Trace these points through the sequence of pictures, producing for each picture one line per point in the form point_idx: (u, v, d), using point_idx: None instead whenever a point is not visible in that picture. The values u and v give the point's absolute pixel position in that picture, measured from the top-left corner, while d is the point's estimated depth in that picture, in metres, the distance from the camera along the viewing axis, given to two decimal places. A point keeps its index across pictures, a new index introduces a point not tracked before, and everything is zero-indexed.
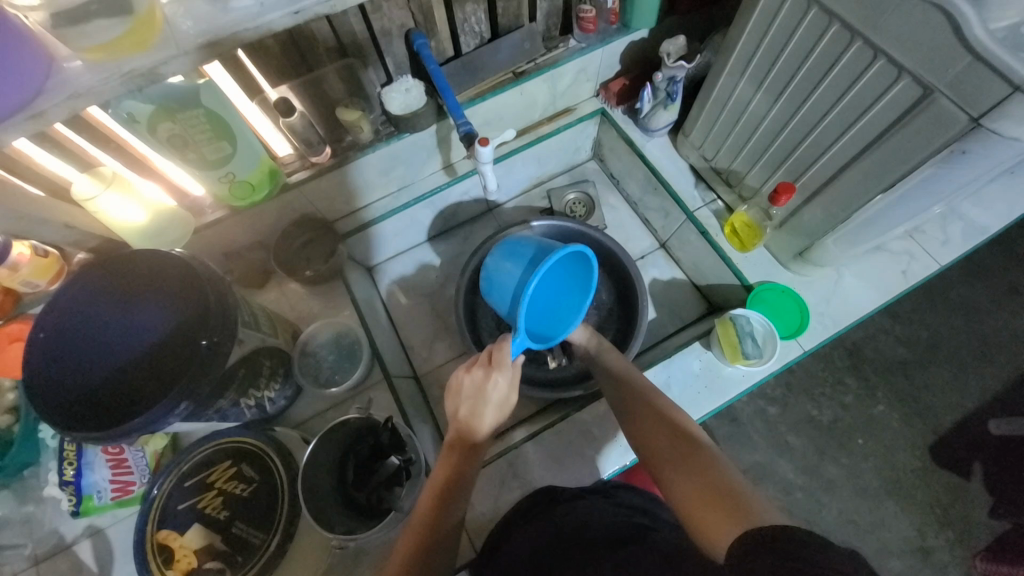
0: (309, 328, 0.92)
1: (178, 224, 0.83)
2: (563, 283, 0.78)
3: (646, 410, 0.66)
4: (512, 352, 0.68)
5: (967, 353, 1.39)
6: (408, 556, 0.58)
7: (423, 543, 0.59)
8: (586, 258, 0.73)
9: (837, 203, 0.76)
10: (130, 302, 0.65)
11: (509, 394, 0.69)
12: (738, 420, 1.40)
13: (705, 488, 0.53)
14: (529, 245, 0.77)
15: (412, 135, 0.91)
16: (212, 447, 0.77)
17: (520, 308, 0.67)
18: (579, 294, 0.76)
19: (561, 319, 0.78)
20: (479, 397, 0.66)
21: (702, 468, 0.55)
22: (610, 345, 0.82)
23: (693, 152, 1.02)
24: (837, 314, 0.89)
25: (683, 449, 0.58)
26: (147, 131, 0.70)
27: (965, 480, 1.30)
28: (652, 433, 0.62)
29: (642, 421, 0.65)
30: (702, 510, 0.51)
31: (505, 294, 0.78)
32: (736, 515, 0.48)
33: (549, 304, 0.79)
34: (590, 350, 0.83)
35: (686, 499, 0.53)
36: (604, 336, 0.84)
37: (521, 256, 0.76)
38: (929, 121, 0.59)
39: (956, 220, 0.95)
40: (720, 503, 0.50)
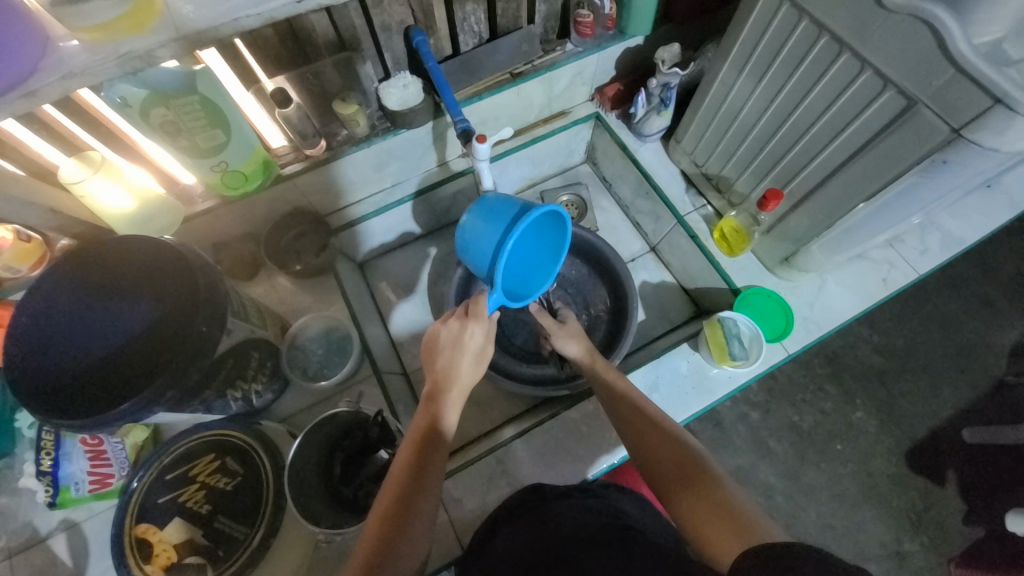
0: (299, 322, 0.90)
1: (167, 213, 0.82)
2: (536, 245, 0.79)
3: (639, 417, 0.67)
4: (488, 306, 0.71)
5: (941, 362, 1.44)
6: (392, 500, 0.57)
7: (407, 488, 0.58)
8: (560, 219, 0.75)
9: (824, 209, 0.78)
10: (116, 287, 0.65)
11: (486, 345, 0.72)
12: (722, 425, 1.42)
13: (706, 504, 0.54)
14: (507, 203, 0.75)
15: (409, 132, 0.91)
16: (195, 439, 0.75)
17: (498, 269, 0.67)
18: (552, 254, 0.78)
19: (534, 279, 0.79)
20: (455, 348, 0.69)
21: (702, 486, 0.56)
22: (604, 362, 0.80)
23: (684, 157, 1.03)
24: (820, 320, 0.91)
25: (679, 462, 0.60)
26: (140, 117, 0.69)
27: (939, 486, 1.33)
28: (649, 436, 0.64)
29: (638, 426, 0.66)
30: (707, 520, 0.53)
31: (480, 254, 0.76)
32: (741, 532, 0.50)
33: (523, 264, 0.79)
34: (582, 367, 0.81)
35: (692, 515, 0.54)
36: (597, 351, 0.83)
37: (498, 215, 0.74)
38: (912, 130, 0.61)
39: (934, 231, 0.99)
40: (728, 518, 0.52)
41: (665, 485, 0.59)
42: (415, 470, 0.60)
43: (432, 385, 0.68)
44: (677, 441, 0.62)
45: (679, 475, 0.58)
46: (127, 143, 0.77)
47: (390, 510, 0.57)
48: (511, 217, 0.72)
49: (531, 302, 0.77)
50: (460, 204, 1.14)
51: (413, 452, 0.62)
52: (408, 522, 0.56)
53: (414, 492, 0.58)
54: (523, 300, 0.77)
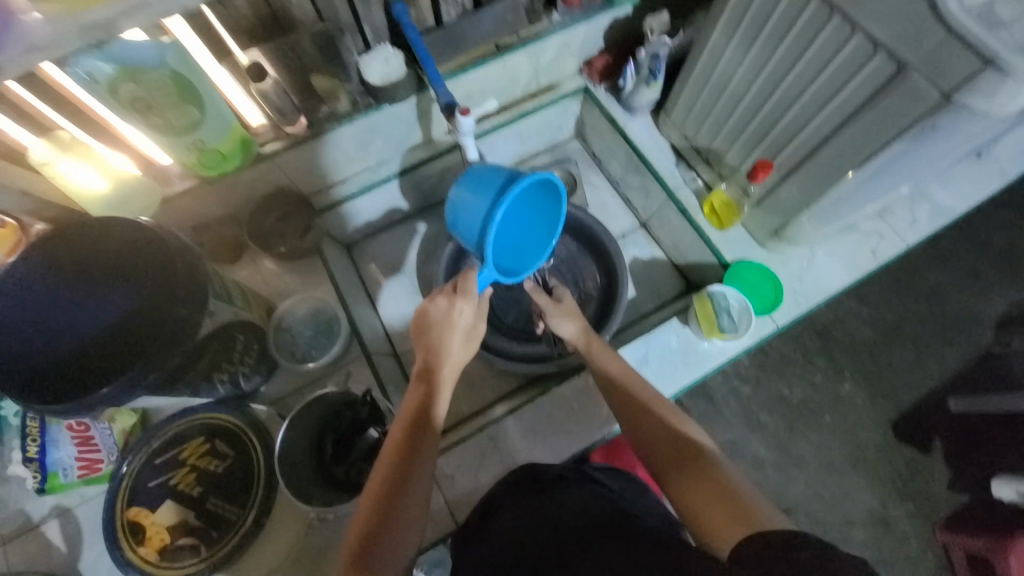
0: (285, 303, 0.89)
1: (143, 194, 0.80)
2: (528, 218, 0.78)
3: (632, 404, 0.67)
4: (477, 283, 0.70)
5: (929, 334, 1.45)
6: (384, 480, 0.57)
7: (400, 465, 0.58)
8: (554, 187, 0.74)
9: (813, 180, 0.77)
10: (99, 270, 0.63)
11: (477, 322, 0.72)
12: (713, 399, 1.44)
13: (708, 490, 0.54)
14: (495, 172, 0.73)
15: (391, 108, 0.89)
16: (183, 423, 0.75)
17: (489, 240, 0.65)
18: (547, 226, 0.77)
19: (528, 253, 0.78)
20: (445, 326, 0.69)
21: (705, 473, 0.56)
22: (601, 344, 0.79)
23: (674, 131, 1.02)
24: (809, 292, 0.91)
25: (683, 448, 0.60)
26: (108, 93, 0.66)
27: (925, 454, 1.36)
28: (643, 422, 0.65)
29: (632, 411, 0.67)
30: (709, 504, 0.52)
31: (470, 227, 0.74)
32: (742, 519, 0.49)
33: (515, 239, 0.78)
34: (579, 350, 0.80)
35: (692, 502, 0.54)
36: (595, 334, 0.82)
37: (487, 184, 0.72)
38: (902, 96, 0.60)
39: (923, 202, 0.98)
40: (728, 504, 0.51)
41: (666, 469, 0.59)
42: (406, 450, 0.59)
43: (423, 365, 0.68)
44: (673, 430, 0.63)
45: (677, 462, 0.59)
46: (100, 122, 0.73)
47: (383, 489, 0.56)
48: (501, 186, 0.70)
49: (525, 278, 0.76)
50: (447, 182, 1.12)
51: (406, 430, 0.62)
52: (402, 501, 0.56)
53: (405, 471, 0.58)
54: (516, 275, 0.76)
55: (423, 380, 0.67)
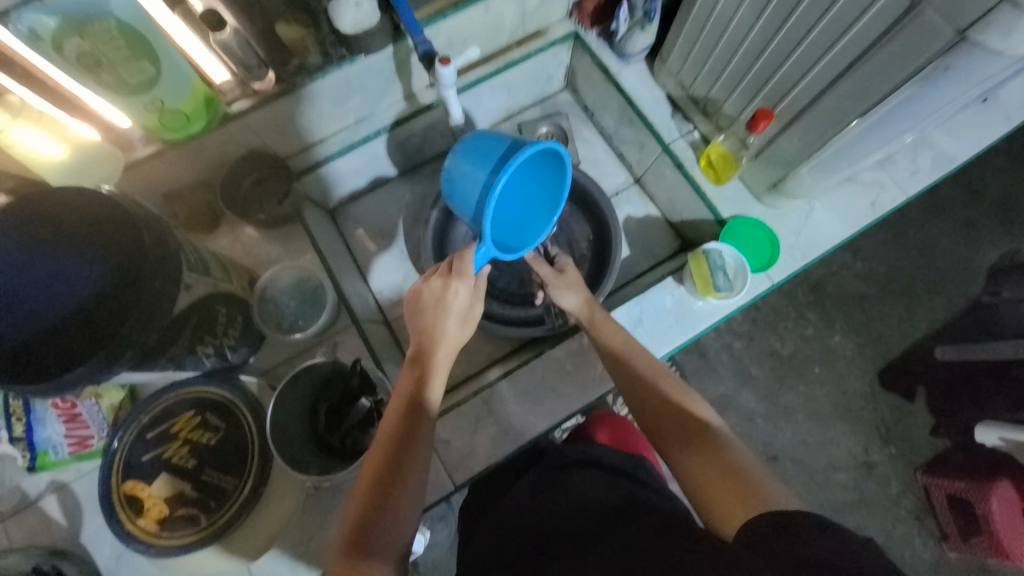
0: (268, 273, 0.86)
1: (105, 161, 0.76)
2: (530, 190, 0.74)
3: (635, 385, 0.67)
4: (474, 262, 0.67)
5: (920, 285, 1.46)
6: (379, 467, 0.57)
7: (396, 452, 0.58)
8: (559, 157, 0.69)
9: (814, 129, 0.74)
10: (59, 246, 0.59)
11: (475, 303, 0.69)
12: (706, 355, 1.45)
13: (713, 469, 0.54)
14: (494, 141, 0.70)
15: (366, 59, 0.82)
16: (173, 397, 0.74)
17: (485, 214, 0.63)
18: (550, 199, 0.73)
19: (528, 227, 0.75)
20: (440, 307, 0.66)
21: (708, 450, 0.56)
22: (604, 316, 0.78)
23: (670, 79, 0.96)
24: (806, 248, 0.89)
25: (689, 426, 0.60)
26: (53, 52, 0.61)
27: (909, 402, 1.40)
28: (649, 403, 0.65)
29: (637, 391, 0.66)
30: (714, 488, 0.52)
31: (469, 197, 0.71)
32: (748, 499, 0.49)
33: (516, 211, 0.75)
34: (582, 321, 0.80)
35: (698, 480, 0.54)
36: (597, 305, 0.81)
37: (485, 153, 0.69)
38: (913, 35, 0.56)
39: (927, 149, 0.94)
40: (732, 483, 0.51)
41: (672, 448, 0.59)
42: (402, 436, 0.59)
43: (418, 349, 0.66)
44: (678, 409, 0.62)
45: (684, 438, 0.59)
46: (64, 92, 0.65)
47: (379, 477, 0.56)
48: (503, 155, 0.67)
49: (525, 255, 0.73)
50: (432, 140, 1.06)
51: (401, 417, 0.61)
52: (398, 488, 0.56)
53: (401, 457, 0.57)
54: (516, 252, 0.72)
55: (416, 359, 0.66)
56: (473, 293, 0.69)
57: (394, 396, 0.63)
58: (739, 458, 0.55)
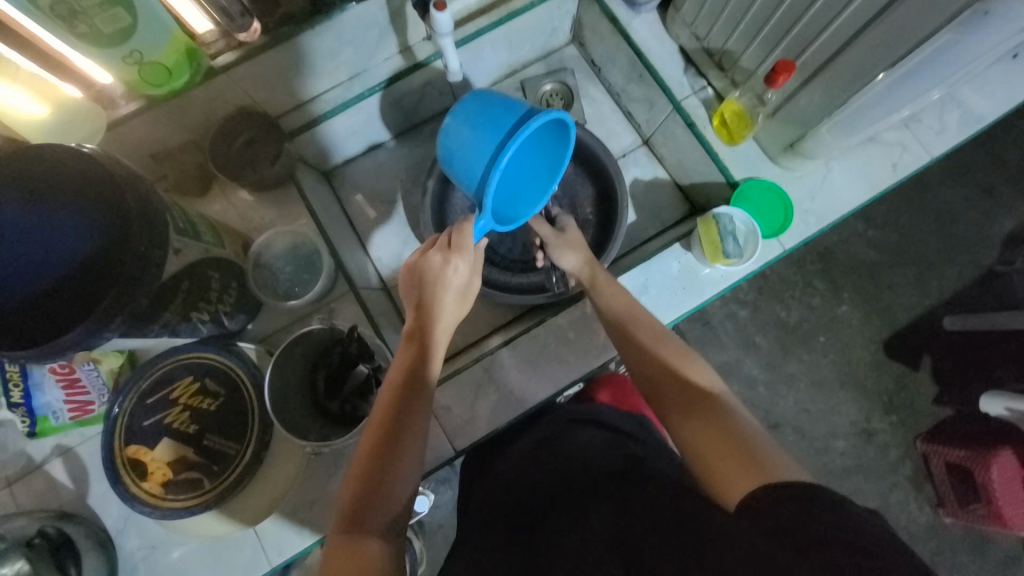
0: (262, 238, 0.84)
1: (87, 120, 0.72)
2: (531, 157, 0.71)
3: (631, 348, 0.66)
4: (473, 236, 0.65)
5: (933, 254, 1.42)
6: (376, 442, 0.56)
7: (393, 429, 0.57)
8: (563, 125, 0.66)
9: (838, 83, 0.69)
10: (38, 215, 0.56)
11: (474, 277, 0.67)
12: (709, 323, 1.43)
13: (711, 433, 0.53)
14: (498, 105, 0.65)
15: (359, 7, 0.76)
16: (171, 363, 0.73)
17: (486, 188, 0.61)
18: (550, 167, 0.70)
19: (526, 196, 0.72)
20: (438, 280, 0.64)
21: (707, 414, 0.55)
22: (605, 277, 0.77)
23: (683, 30, 0.90)
24: (821, 212, 0.85)
25: (688, 390, 0.59)
26: (27, 2, 0.55)
27: (914, 371, 1.39)
28: (650, 367, 0.63)
29: (634, 356, 0.65)
30: (718, 459, 0.50)
31: (469, 165, 0.68)
32: (755, 472, 0.47)
33: (516, 178, 0.71)
34: (583, 282, 0.79)
35: (698, 446, 0.53)
36: (598, 265, 0.79)
37: (488, 119, 0.65)
38: None
39: (954, 107, 0.89)
40: (736, 456, 0.49)
41: (673, 412, 0.58)
42: (399, 415, 0.58)
43: (416, 323, 0.64)
44: (675, 374, 0.61)
45: (684, 405, 0.57)
46: (41, 48, 0.62)
47: (374, 454, 0.56)
48: (506, 123, 0.63)
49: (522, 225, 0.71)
50: (430, 98, 1.01)
51: (397, 394, 0.59)
52: (394, 465, 0.55)
53: (398, 434, 0.57)
54: (512, 222, 0.70)
55: (415, 332, 0.64)
56: (472, 268, 0.66)
57: (392, 370, 0.62)
58: (738, 422, 0.53)
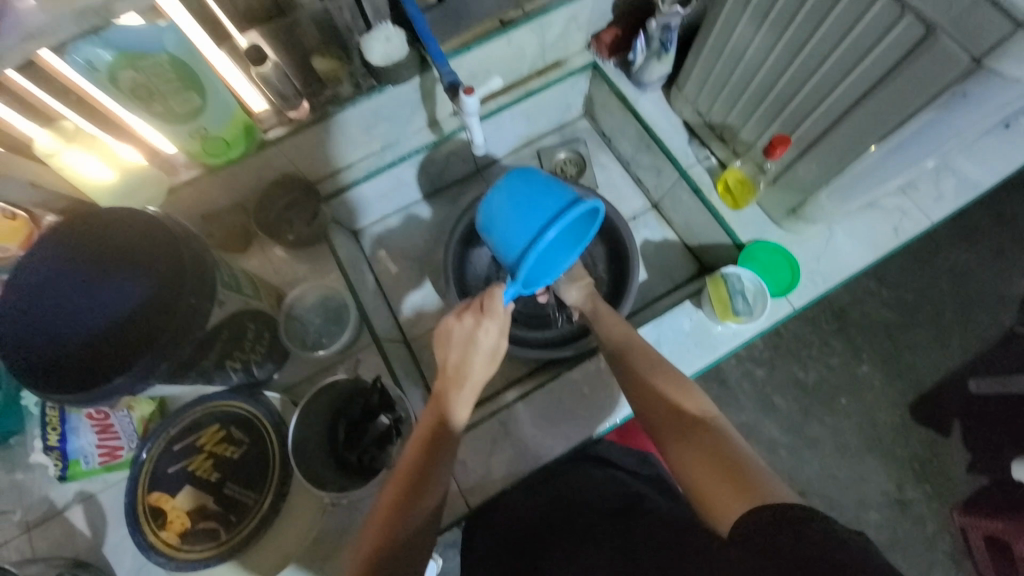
0: (294, 292, 0.89)
1: (152, 184, 0.80)
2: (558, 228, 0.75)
3: (639, 385, 0.67)
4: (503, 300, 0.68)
5: (950, 314, 1.42)
6: (392, 501, 0.58)
7: (409, 489, 0.58)
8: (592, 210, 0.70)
9: (833, 155, 0.74)
10: (104, 268, 0.63)
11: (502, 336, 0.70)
12: (726, 383, 1.42)
13: (704, 461, 0.55)
14: (536, 185, 0.69)
15: (395, 89, 0.87)
16: (199, 411, 0.75)
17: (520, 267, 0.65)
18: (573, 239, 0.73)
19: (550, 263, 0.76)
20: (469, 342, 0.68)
21: (703, 440, 0.57)
22: (607, 308, 0.82)
23: (686, 106, 0.98)
24: (827, 272, 0.89)
25: (686, 418, 0.60)
26: (108, 82, 0.65)
27: (943, 436, 1.34)
28: (652, 406, 0.64)
29: (640, 393, 0.66)
30: (712, 485, 0.52)
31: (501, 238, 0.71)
32: (745, 493, 0.49)
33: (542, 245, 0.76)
34: (586, 313, 0.84)
35: (692, 470, 0.55)
36: (599, 298, 0.85)
37: (524, 197, 0.69)
38: (929, 63, 0.57)
39: (950, 175, 0.94)
40: (731, 478, 0.51)
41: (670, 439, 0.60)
42: (418, 475, 0.59)
43: (443, 378, 0.68)
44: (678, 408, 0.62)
45: (680, 429, 0.59)
46: (99, 109, 0.70)
47: (388, 514, 0.57)
48: (539, 207, 0.67)
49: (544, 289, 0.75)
50: (454, 165, 1.10)
51: (419, 453, 0.61)
52: (407, 525, 0.57)
53: (413, 496, 0.58)
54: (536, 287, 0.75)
55: (445, 389, 0.67)
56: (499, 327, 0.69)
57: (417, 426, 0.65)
58: (734, 446, 0.55)
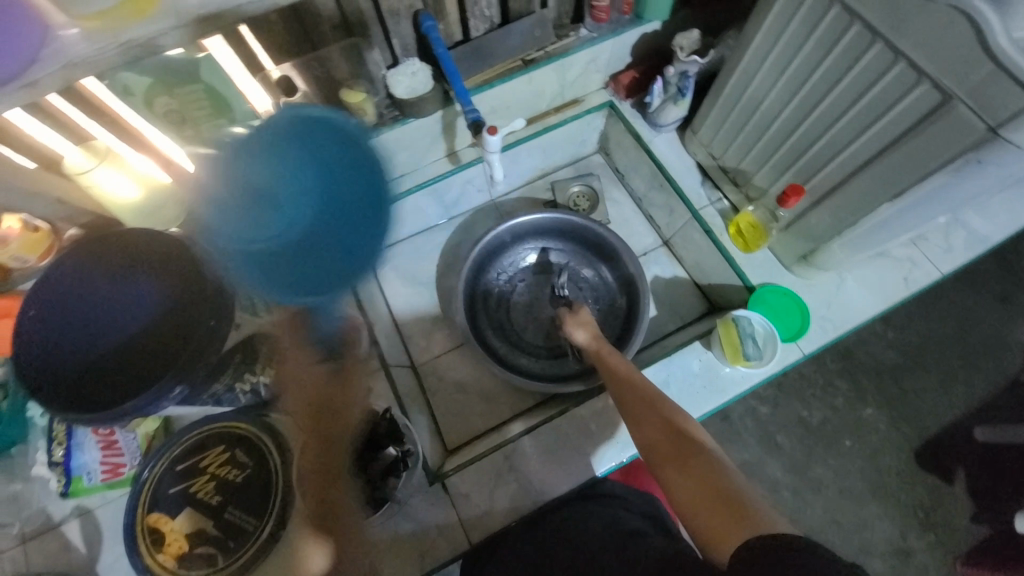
0: (307, 315, 0.89)
1: (173, 199, 0.79)
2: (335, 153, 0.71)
3: (646, 413, 0.67)
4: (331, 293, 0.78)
5: (956, 360, 1.41)
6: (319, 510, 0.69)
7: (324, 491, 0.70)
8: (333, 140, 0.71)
9: (846, 207, 0.75)
10: (130, 282, 0.64)
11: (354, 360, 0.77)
12: (729, 419, 1.41)
13: (703, 491, 0.55)
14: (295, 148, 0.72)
15: (417, 121, 0.90)
16: (205, 430, 0.75)
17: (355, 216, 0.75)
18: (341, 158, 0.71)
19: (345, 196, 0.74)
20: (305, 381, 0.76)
21: (703, 471, 0.57)
22: (610, 349, 0.83)
23: (700, 149, 1.00)
24: (838, 319, 0.89)
25: (684, 445, 0.61)
26: (143, 105, 0.69)
27: (948, 484, 1.32)
28: (653, 436, 0.64)
29: (643, 424, 0.67)
30: (708, 513, 0.53)
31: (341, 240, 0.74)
32: (739, 522, 0.50)
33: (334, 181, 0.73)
34: (590, 354, 0.85)
35: (689, 498, 0.56)
36: (604, 339, 0.87)
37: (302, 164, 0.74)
38: (945, 128, 0.59)
39: (959, 229, 0.95)
40: (728, 505, 0.53)
41: (668, 469, 0.60)
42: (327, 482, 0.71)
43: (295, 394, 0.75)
44: (685, 438, 0.62)
45: (677, 459, 0.60)
46: (127, 126, 0.72)
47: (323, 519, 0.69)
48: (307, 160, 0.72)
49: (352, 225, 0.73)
50: (468, 194, 1.12)
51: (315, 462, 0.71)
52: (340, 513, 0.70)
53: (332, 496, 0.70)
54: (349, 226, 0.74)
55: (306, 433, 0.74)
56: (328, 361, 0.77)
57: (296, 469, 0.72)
58: (731, 476, 0.56)
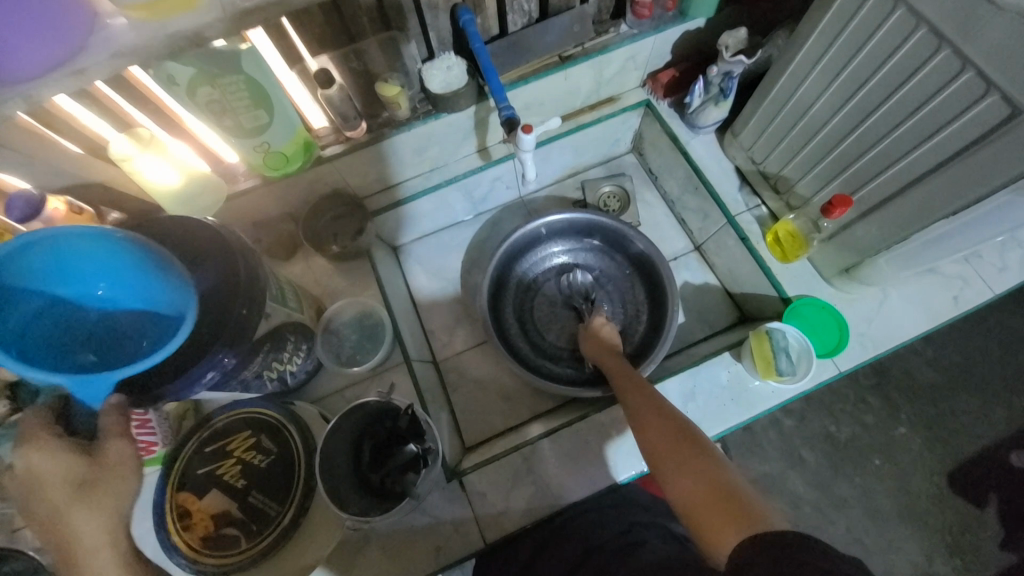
0: (333, 307, 0.91)
1: (211, 191, 0.82)
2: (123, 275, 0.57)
3: (654, 417, 0.66)
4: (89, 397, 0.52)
5: (1000, 383, 1.34)
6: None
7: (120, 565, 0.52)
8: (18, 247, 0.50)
9: (897, 221, 0.71)
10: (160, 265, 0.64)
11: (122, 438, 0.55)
12: (751, 429, 1.37)
13: (704, 493, 0.55)
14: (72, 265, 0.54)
15: (450, 116, 0.89)
16: (232, 415, 0.76)
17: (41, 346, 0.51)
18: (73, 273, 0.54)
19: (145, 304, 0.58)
20: (38, 476, 0.51)
21: (708, 474, 0.57)
22: (615, 351, 0.86)
23: (740, 153, 0.96)
24: (878, 337, 0.85)
25: (687, 447, 0.61)
26: (186, 95, 0.68)
27: (980, 510, 1.26)
28: (655, 440, 0.64)
29: (647, 428, 0.66)
30: (705, 514, 0.53)
31: (15, 344, 0.49)
32: (737, 520, 0.51)
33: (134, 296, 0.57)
34: (600, 356, 0.88)
35: (688, 499, 0.56)
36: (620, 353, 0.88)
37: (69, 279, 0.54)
38: (1013, 143, 0.54)
39: (1017, 246, 0.89)
40: (725, 505, 0.52)
41: (672, 472, 0.59)
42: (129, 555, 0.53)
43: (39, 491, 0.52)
44: (689, 442, 0.61)
45: (677, 459, 0.60)
46: (171, 115, 0.74)
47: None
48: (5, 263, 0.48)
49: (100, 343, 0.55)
50: (497, 191, 1.11)
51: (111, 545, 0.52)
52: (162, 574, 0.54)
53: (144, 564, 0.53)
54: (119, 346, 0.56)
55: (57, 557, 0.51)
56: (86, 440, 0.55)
57: None
58: (736, 481, 0.56)
